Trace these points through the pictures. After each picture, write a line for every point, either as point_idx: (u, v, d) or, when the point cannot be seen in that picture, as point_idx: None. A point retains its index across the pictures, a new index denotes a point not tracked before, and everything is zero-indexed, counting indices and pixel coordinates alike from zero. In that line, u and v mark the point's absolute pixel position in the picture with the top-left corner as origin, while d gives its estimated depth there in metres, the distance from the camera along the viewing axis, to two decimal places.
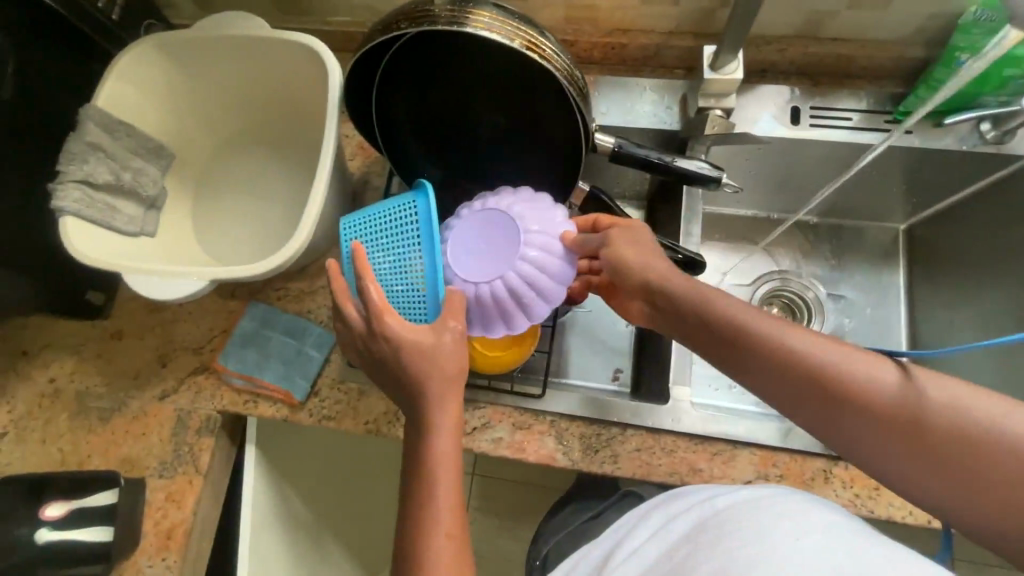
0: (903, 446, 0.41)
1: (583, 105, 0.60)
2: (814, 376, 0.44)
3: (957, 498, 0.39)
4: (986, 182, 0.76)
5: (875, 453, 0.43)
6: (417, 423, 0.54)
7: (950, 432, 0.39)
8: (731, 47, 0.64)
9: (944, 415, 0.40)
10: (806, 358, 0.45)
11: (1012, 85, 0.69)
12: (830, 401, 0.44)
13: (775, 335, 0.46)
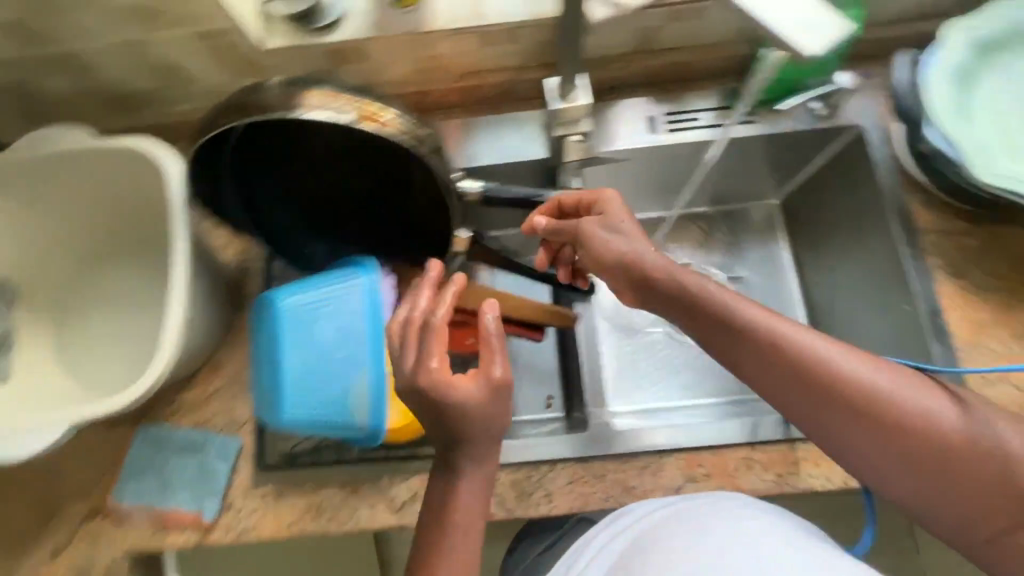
0: (893, 454, 0.52)
1: (437, 161, 0.61)
2: (851, 399, 0.53)
3: (917, 489, 0.53)
4: (834, 149, 0.81)
5: (862, 456, 0.54)
6: (450, 469, 0.54)
7: (931, 444, 0.51)
8: (572, 71, 0.66)
9: (925, 433, 0.52)
10: (854, 383, 0.53)
11: (828, 66, 0.74)
12: (840, 414, 0.53)
13: (848, 364, 0.54)
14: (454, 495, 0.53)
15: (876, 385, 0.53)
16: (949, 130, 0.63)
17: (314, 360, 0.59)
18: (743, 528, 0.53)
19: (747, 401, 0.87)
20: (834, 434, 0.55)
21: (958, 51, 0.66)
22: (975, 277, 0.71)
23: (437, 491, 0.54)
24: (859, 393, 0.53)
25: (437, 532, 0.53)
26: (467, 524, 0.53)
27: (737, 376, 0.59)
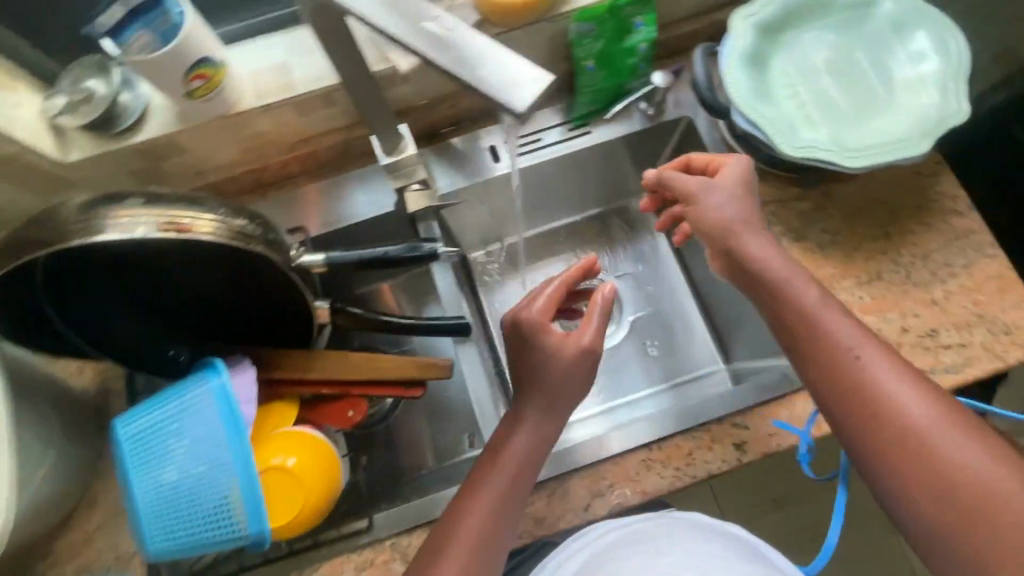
0: (916, 487, 0.50)
1: (268, 252, 0.60)
2: (886, 416, 0.52)
3: (942, 522, 0.49)
4: (675, 140, 0.85)
5: (886, 482, 0.52)
6: (488, 462, 0.60)
7: (955, 485, 0.48)
8: (387, 127, 0.65)
9: (960, 479, 0.48)
10: (891, 403, 0.52)
11: (640, 70, 0.78)
12: (874, 419, 0.53)
13: (891, 386, 0.53)
14: (499, 460, 0.60)
15: (921, 415, 0.51)
16: (753, 112, 0.67)
17: (173, 479, 0.56)
18: (693, 546, 0.64)
19: (671, 389, 0.91)
20: (859, 448, 0.54)
21: (745, 37, 0.69)
22: (815, 238, 0.75)
23: (489, 464, 0.60)
24: (896, 416, 0.52)
25: (467, 499, 0.58)
26: (496, 496, 0.58)
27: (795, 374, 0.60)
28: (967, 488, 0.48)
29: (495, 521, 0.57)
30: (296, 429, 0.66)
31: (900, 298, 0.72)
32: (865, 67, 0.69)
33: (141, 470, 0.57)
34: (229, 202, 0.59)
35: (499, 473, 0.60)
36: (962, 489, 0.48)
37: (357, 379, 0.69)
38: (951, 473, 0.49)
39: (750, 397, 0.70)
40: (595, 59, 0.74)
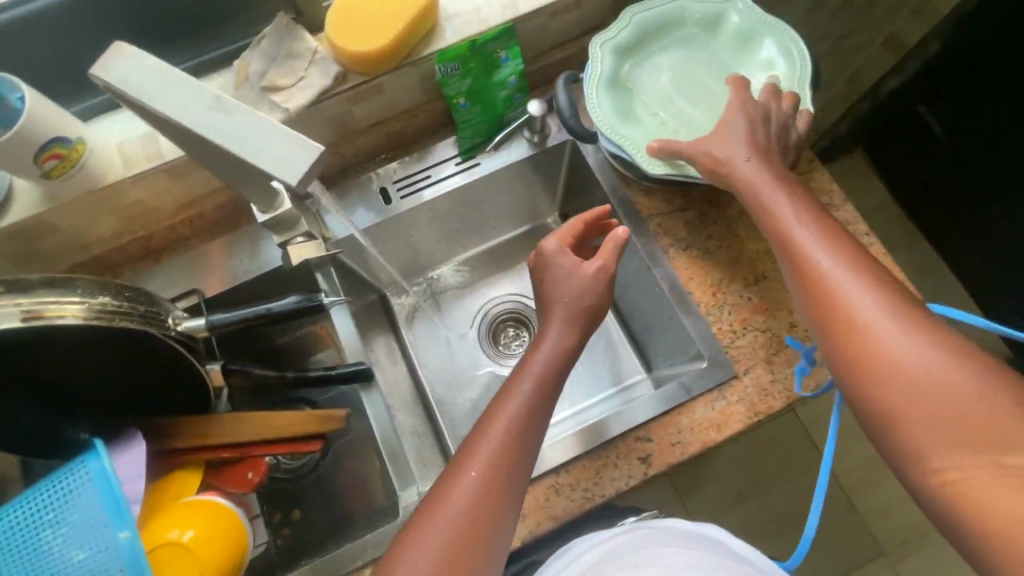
0: (875, 389, 0.47)
1: (141, 325, 0.60)
2: (848, 321, 0.49)
3: (918, 418, 0.45)
4: (567, 160, 0.88)
5: (849, 383, 0.49)
6: (496, 413, 0.57)
7: (916, 386, 0.45)
8: (257, 192, 0.65)
9: (940, 370, 0.45)
10: (849, 308, 0.49)
11: (514, 101, 0.80)
12: (850, 308, 0.49)
13: (855, 289, 0.50)
14: (522, 376, 0.59)
15: (883, 322, 0.48)
16: (617, 135, 0.69)
17: (52, 569, 0.55)
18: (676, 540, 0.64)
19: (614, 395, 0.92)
20: (825, 346, 0.51)
21: (605, 62, 0.71)
22: (700, 245, 0.78)
23: (518, 375, 0.59)
24: (857, 319, 0.49)
25: (495, 408, 0.57)
26: (517, 411, 0.56)
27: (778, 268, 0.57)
28: (929, 387, 0.44)
29: (516, 440, 0.55)
30: (195, 499, 0.65)
31: (788, 294, 0.74)
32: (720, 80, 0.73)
33: (21, 563, 0.55)
34: (96, 279, 0.60)
35: (523, 383, 0.58)
36: (922, 392, 0.45)
37: (257, 440, 0.69)
38: (914, 373, 0.45)
39: (652, 410, 0.70)
40: (466, 95, 0.76)
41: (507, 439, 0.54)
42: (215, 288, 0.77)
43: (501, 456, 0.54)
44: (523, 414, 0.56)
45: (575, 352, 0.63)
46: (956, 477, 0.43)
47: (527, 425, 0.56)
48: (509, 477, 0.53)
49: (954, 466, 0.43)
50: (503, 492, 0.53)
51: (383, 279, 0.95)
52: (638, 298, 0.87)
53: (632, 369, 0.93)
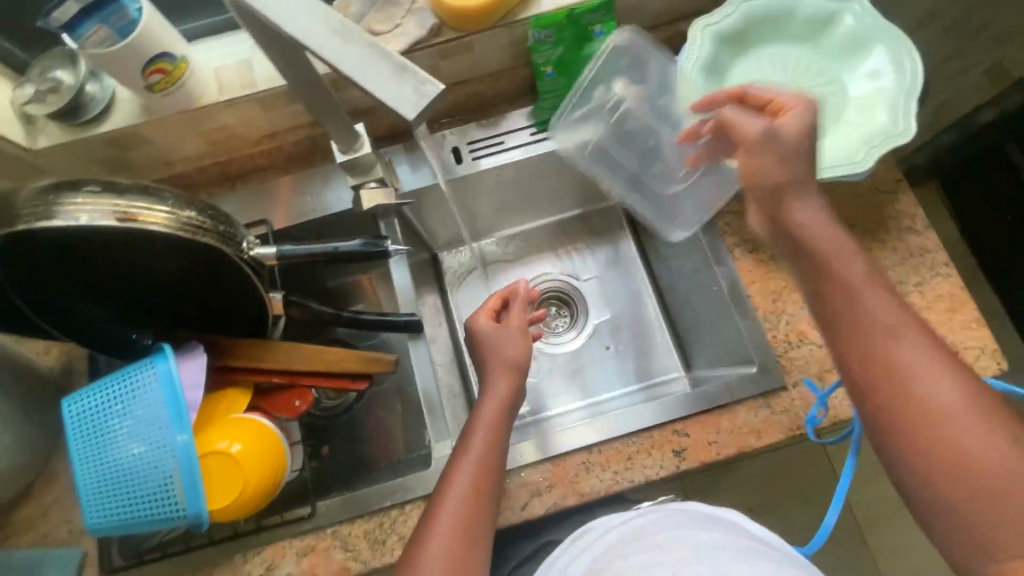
0: (951, 484, 0.43)
1: (222, 243, 0.62)
2: (916, 407, 0.45)
3: (967, 505, 0.42)
4: (640, 147, 0.87)
5: (914, 476, 0.45)
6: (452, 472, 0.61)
7: (993, 486, 0.41)
8: (342, 130, 0.66)
9: (989, 452, 0.42)
10: (920, 391, 0.45)
11: (602, 77, 0.79)
12: (894, 378, 0.46)
13: (921, 370, 0.45)
14: (472, 448, 0.62)
15: (935, 391, 0.45)
16: (702, 124, 0.67)
17: (114, 456, 0.59)
18: (694, 521, 0.67)
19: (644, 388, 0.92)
20: (884, 430, 0.47)
21: (702, 48, 0.70)
22: (767, 250, 0.76)
23: (470, 428, 0.65)
24: (928, 405, 0.44)
25: (455, 463, 0.62)
26: (477, 477, 0.60)
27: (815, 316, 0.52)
28: (1007, 486, 0.41)
29: (477, 505, 0.59)
30: (244, 416, 0.68)
31: None
32: (817, 84, 0.70)
33: (86, 447, 0.59)
34: (182, 193, 0.61)
35: (476, 439, 0.63)
36: (999, 493, 0.41)
37: (308, 370, 0.72)
38: (991, 470, 0.42)
39: (692, 406, 0.70)
40: (553, 65, 0.76)
41: (469, 506, 0.58)
42: (281, 221, 0.80)
43: (466, 514, 0.58)
44: (482, 479, 0.60)
45: (514, 402, 0.68)
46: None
47: (484, 488, 0.59)
48: (472, 543, 0.56)
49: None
50: (471, 558, 0.56)
51: (437, 241, 0.96)
52: (690, 296, 0.86)
53: (671, 366, 0.92)
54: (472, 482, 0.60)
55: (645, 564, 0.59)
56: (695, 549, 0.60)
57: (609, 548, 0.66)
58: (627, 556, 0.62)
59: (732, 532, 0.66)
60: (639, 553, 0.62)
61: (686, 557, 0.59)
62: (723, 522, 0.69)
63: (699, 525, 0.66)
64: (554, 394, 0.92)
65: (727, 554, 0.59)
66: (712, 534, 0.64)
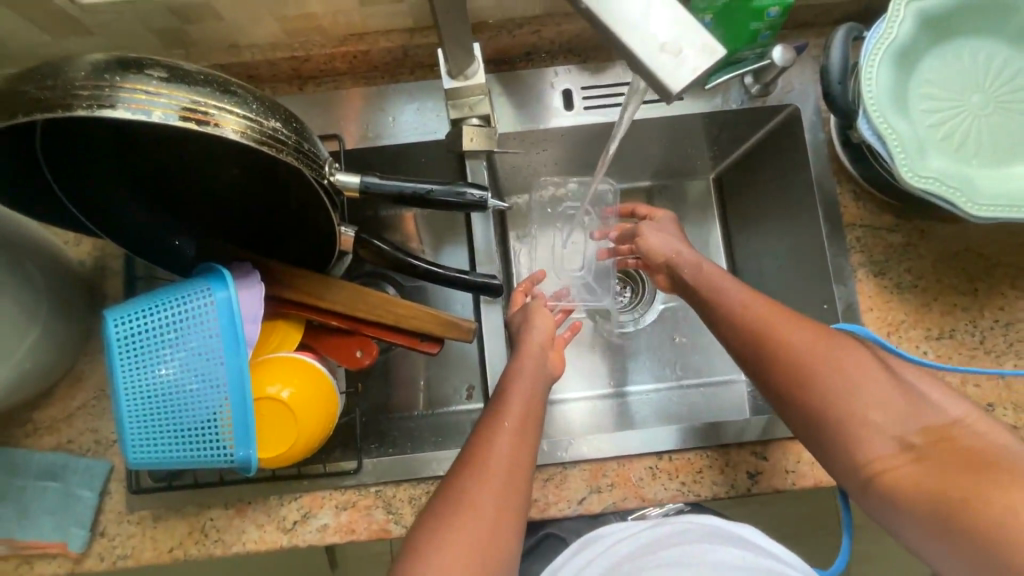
0: (813, 400, 0.54)
1: (307, 164, 0.50)
2: (787, 351, 0.56)
3: (863, 438, 0.52)
4: (767, 129, 0.76)
5: (787, 399, 0.56)
6: (493, 411, 0.60)
7: (841, 396, 0.53)
8: (458, 49, 0.55)
9: (878, 401, 0.53)
10: (787, 340, 0.56)
11: (760, 38, 0.67)
12: (814, 366, 0.55)
13: (782, 325, 0.58)
14: (514, 395, 0.61)
15: (844, 362, 0.54)
16: (883, 122, 0.56)
17: (161, 384, 0.53)
18: (688, 532, 0.58)
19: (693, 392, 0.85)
20: (755, 370, 0.59)
21: (903, 25, 0.57)
22: (895, 275, 0.68)
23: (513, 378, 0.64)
24: (797, 348, 0.56)
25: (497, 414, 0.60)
26: (517, 411, 0.60)
27: (728, 323, 0.62)
28: (851, 393, 0.53)
29: (522, 442, 0.58)
30: (298, 358, 0.62)
31: (967, 361, 0.66)
32: (1020, 99, 0.59)
33: (130, 374, 0.52)
34: (263, 94, 0.48)
35: (520, 393, 0.62)
36: (848, 399, 0.53)
37: (374, 320, 0.65)
38: (839, 391, 0.53)
39: (780, 431, 0.66)
40: (715, 13, 0.62)
41: (515, 445, 0.57)
42: (353, 141, 0.70)
43: (517, 448, 0.57)
44: (522, 416, 0.60)
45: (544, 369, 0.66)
46: (884, 467, 0.51)
47: (524, 423, 0.59)
48: (517, 480, 0.55)
49: (882, 459, 0.51)
50: (521, 490, 0.55)
51: (508, 187, 0.86)
52: (782, 303, 0.79)
53: (723, 368, 0.86)
54: (511, 420, 0.59)
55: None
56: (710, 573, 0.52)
57: (620, 561, 0.58)
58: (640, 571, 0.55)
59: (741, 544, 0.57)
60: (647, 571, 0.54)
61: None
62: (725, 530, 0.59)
63: (715, 542, 0.56)
64: (590, 373, 0.87)
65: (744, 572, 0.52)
66: (722, 548, 0.56)
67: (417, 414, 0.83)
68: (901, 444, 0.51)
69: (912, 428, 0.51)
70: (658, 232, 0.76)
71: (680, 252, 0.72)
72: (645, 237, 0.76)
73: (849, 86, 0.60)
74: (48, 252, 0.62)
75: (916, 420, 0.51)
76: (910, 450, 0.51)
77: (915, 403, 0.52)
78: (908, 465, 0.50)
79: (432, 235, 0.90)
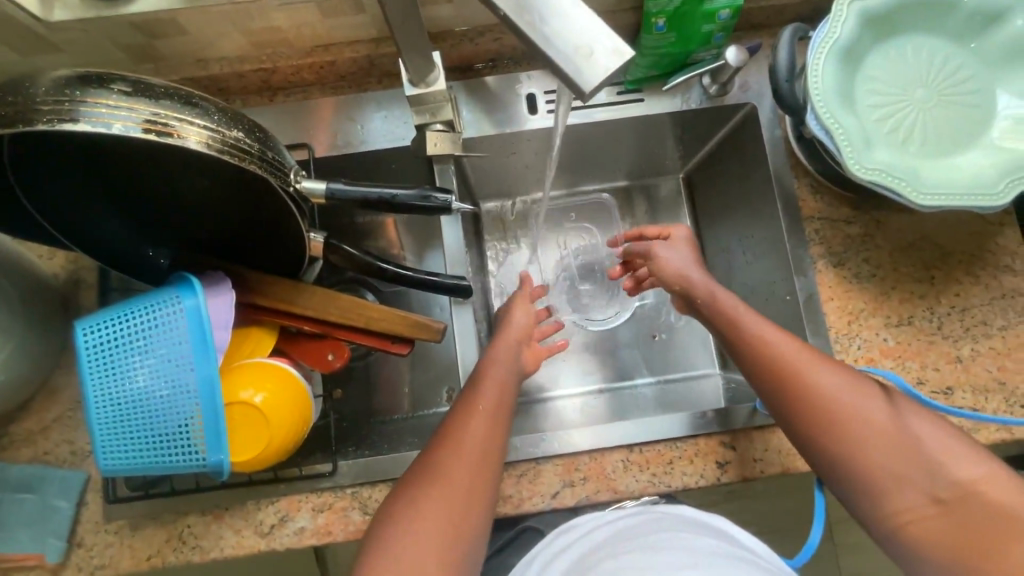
0: (840, 448, 0.55)
1: (271, 173, 0.51)
2: (814, 393, 0.57)
3: (891, 492, 0.53)
4: (729, 127, 0.78)
5: (814, 445, 0.57)
6: (462, 410, 0.60)
7: (869, 448, 0.54)
8: (416, 59, 0.57)
9: (913, 458, 0.53)
10: (813, 380, 0.57)
11: (714, 39, 0.69)
12: (838, 417, 0.56)
13: (808, 364, 0.58)
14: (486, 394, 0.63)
15: (874, 416, 0.55)
16: (831, 118, 0.58)
17: (131, 392, 0.54)
18: (663, 523, 0.58)
19: (669, 388, 0.86)
20: (782, 415, 0.59)
21: (846, 24, 0.60)
22: (853, 265, 0.70)
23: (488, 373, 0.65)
24: (824, 390, 0.57)
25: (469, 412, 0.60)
26: (489, 401, 0.61)
27: (752, 369, 0.62)
28: (877, 444, 0.54)
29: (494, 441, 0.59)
30: (269, 363, 0.63)
31: (925, 346, 0.67)
32: (961, 91, 0.61)
33: (101, 382, 0.53)
34: (227, 105, 0.49)
35: (491, 389, 0.63)
36: (876, 453, 0.54)
37: (345, 323, 0.66)
38: (869, 444, 0.54)
39: (746, 420, 0.67)
40: (667, 17, 0.64)
41: (485, 443, 0.58)
42: (323, 149, 0.71)
43: (487, 444, 0.58)
44: (492, 414, 0.60)
45: (515, 367, 0.67)
46: (912, 518, 0.53)
47: (495, 424, 0.60)
48: (488, 474, 0.57)
49: (911, 509, 0.53)
50: (490, 487, 0.56)
51: (481, 191, 0.88)
52: (750, 297, 0.81)
53: (697, 363, 0.87)
54: (483, 416, 0.60)
55: (635, 567, 0.51)
56: (690, 553, 0.52)
57: (593, 548, 0.58)
58: (616, 556, 0.54)
59: (712, 535, 0.57)
60: (626, 555, 0.54)
61: (678, 561, 0.51)
62: (697, 521, 0.60)
63: (691, 530, 0.57)
64: (572, 369, 0.88)
65: (719, 559, 0.52)
66: (696, 537, 0.56)
67: (398, 417, 0.84)
68: (930, 497, 0.52)
69: (941, 482, 0.52)
70: (674, 255, 0.75)
71: (693, 283, 0.72)
72: (660, 260, 0.75)
73: (797, 85, 0.62)
74: (21, 265, 0.63)
75: (944, 475, 0.52)
76: (938, 504, 0.52)
77: (944, 455, 0.53)
78: (935, 518, 0.52)
79: (409, 240, 0.92)
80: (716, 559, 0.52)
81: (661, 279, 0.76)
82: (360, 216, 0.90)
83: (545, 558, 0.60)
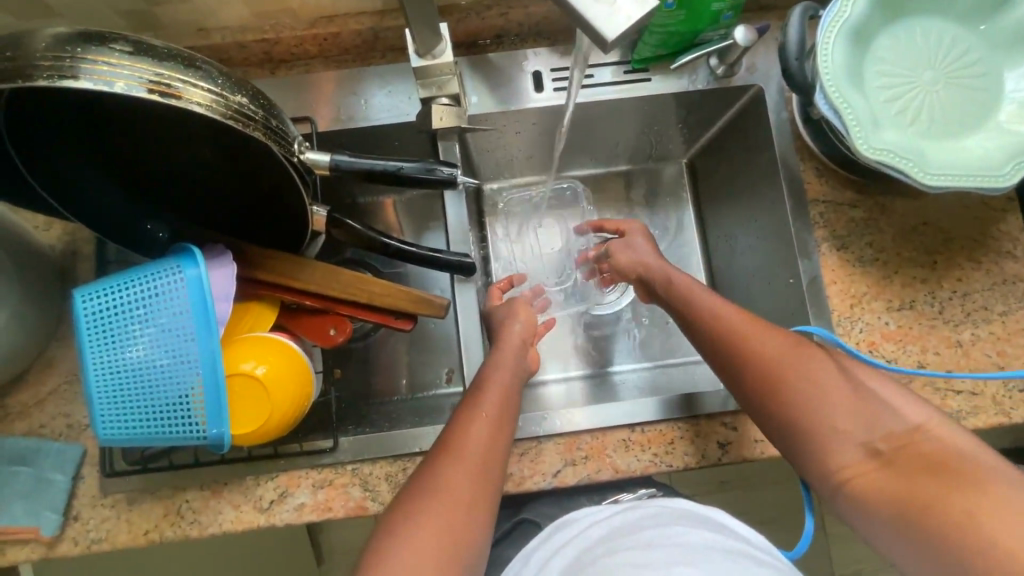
0: (781, 405, 0.56)
1: (275, 142, 0.50)
2: (753, 354, 0.58)
3: (828, 446, 0.53)
4: (735, 110, 0.77)
5: (758, 404, 0.57)
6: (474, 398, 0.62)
7: (808, 403, 0.55)
8: (423, 29, 0.56)
9: (846, 411, 0.53)
10: (752, 344, 0.58)
11: (722, 19, 0.68)
12: (779, 375, 0.56)
13: (756, 335, 0.59)
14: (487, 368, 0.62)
15: (810, 370, 0.56)
16: (840, 97, 0.58)
17: (132, 361, 0.53)
18: (661, 518, 0.58)
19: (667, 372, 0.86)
20: (728, 376, 0.60)
21: (857, 4, 0.59)
22: (857, 249, 0.70)
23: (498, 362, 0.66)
24: (766, 354, 0.57)
25: (479, 397, 0.61)
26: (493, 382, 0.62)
27: (698, 332, 0.63)
28: (814, 398, 0.55)
29: (501, 417, 0.60)
30: (270, 337, 0.62)
31: (926, 331, 0.68)
32: (970, 73, 0.61)
33: (100, 351, 0.53)
34: (230, 70, 0.48)
35: None
36: (816, 408, 0.54)
37: (347, 298, 0.65)
38: (807, 400, 0.55)
39: None
40: None
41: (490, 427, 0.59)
42: (326, 123, 0.70)
43: (492, 427, 0.59)
44: (496, 407, 0.60)
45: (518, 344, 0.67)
46: (853, 474, 0.52)
47: (504, 411, 0.61)
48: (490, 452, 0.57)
49: (851, 465, 0.52)
50: (492, 465, 0.57)
51: (484, 170, 0.87)
52: (752, 281, 0.81)
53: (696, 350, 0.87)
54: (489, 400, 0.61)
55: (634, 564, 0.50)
56: (688, 551, 0.51)
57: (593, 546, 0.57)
58: (615, 553, 0.54)
59: (712, 529, 0.57)
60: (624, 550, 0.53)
61: (674, 558, 0.50)
62: (695, 514, 0.59)
63: (691, 524, 0.57)
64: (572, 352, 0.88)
65: (716, 556, 0.51)
66: (695, 532, 0.55)
67: (397, 398, 0.83)
68: (869, 451, 0.52)
69: (879, 434, 0.52)
70: (626, 248, 0.76)
71: (649, 265, 0.72)
72: (614, 254, 0.77)
73: (806, 64, 0.62)
74: (19, 235, 0.62)
75: (883, 426, 0.52)
76: (877, 457, 0.51)
77: (881, 409, 0.53)
78: (873, 473, 0.51)
79: (411, 219, 0.91)
80: (714, 557, 0.51)
81: (618, 270, 0.77)
82: (363, 194, 0.89)
83: (545, 554, 0.60)
